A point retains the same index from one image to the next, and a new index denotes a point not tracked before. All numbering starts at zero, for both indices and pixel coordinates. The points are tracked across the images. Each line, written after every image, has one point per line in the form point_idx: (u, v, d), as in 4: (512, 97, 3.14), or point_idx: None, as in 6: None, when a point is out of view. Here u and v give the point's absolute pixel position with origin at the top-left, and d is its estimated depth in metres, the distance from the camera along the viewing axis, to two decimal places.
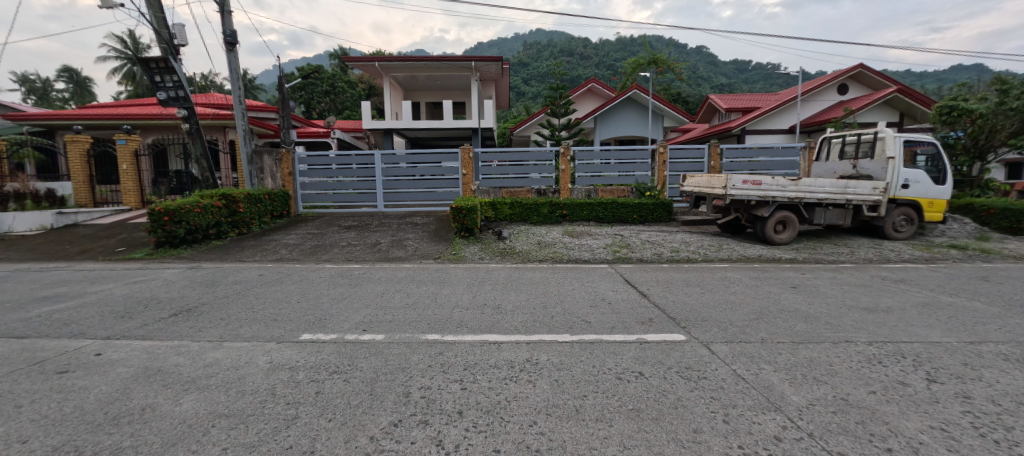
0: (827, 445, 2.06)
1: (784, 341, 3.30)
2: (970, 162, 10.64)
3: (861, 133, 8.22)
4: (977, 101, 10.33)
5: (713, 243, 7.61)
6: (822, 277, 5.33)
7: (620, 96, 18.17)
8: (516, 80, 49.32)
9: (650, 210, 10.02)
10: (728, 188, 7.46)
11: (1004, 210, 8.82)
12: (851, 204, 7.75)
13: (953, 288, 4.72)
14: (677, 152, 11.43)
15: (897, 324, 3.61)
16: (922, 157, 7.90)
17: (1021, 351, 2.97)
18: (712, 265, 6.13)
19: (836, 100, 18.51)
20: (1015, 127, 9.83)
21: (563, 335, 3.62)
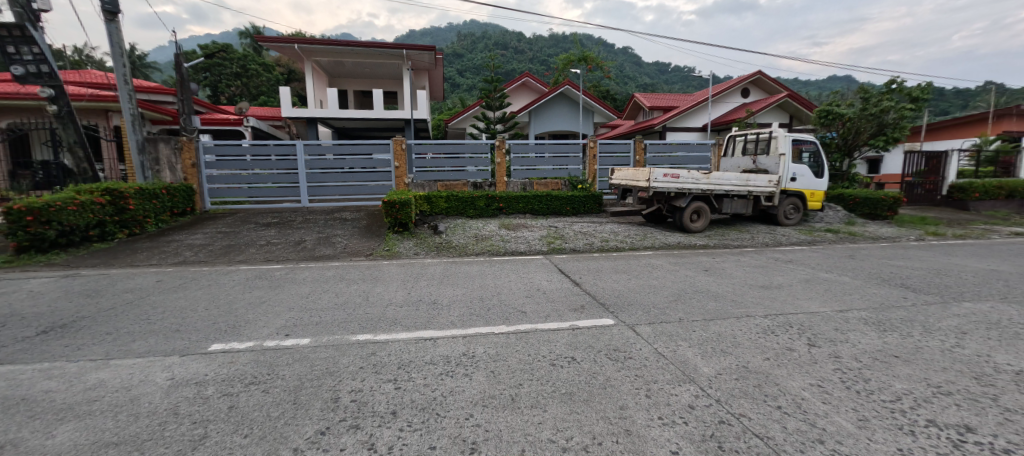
0: (732, 410, 2.37)
1: (698, 319, 3.63)
2: (840, 157, 12.65)
3: (759, 132, 9.31)
4: (846, 106, 12.06)
5: (638, 232, 8.18)
6: (729, 260, 5.96)
7: (553, 92, 18.42)
8: (451, 72, 48.41)
9: (582, 202, 10.46)
10: (652, 181, 7.98)
11: (865, 199, 10.61)
12: (752, 196, 8.77)
13: (828, 265, 5.56)
14: (607, 147, 12.04)
15: (787, 298, 4.16)
16: (807, 154, 9.18)
17: (875, 316, 3.59)
18: (638, 253, 6.57)
19: (740, 102, 20.66)
20: (873, 130, 11.66)
21: (500, 327, 3.64)
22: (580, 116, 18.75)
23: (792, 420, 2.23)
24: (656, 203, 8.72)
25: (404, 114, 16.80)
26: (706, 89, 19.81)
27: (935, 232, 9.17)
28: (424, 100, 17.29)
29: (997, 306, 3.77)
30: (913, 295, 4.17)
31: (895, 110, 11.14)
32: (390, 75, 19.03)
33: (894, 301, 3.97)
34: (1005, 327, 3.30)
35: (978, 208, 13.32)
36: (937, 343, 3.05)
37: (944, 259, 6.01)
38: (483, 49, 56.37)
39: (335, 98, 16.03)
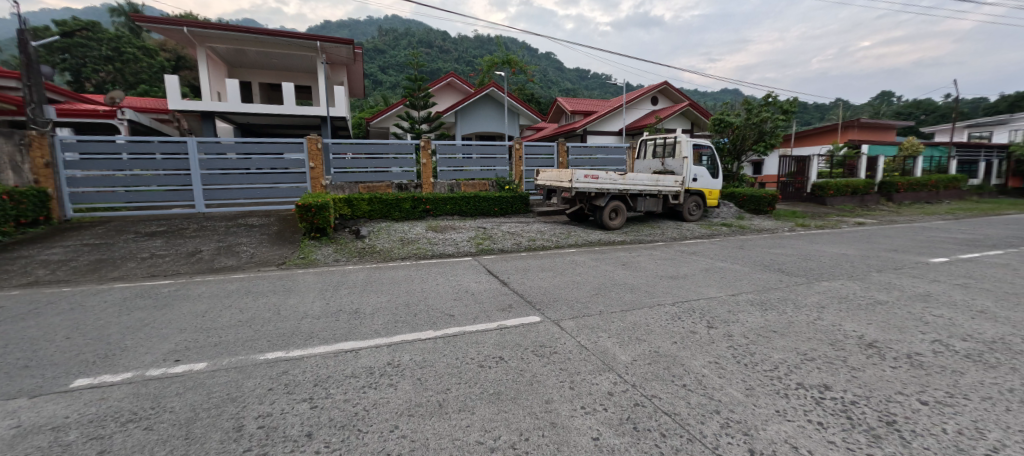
0: (645, 391, 2.59)
1: (616, 311, 3.88)
2: (731, 160, 14.49)
3: (666, 136, 10.28)
4: (735, 116, 13.73)
5: (563, 231, 8.56)
6: (644, 254, 6.50)
7: (478, 92, 18.43)
8: (372, 68, 46.30)
9: (511, 203, 10.64)
10: (573, 181, 8.40)
11: (751, 197, 12.32)
12: (662, 195, 9.66)
13: (724, 255, 6.32)
14: (533, 149, 12.40)
15: (691, 286, 4.64)
16: (705, 158, 10.36)
17: (758, 297, 4.16)
18: (562, 251, 6.85)
19: (650, 109, 22.45)
20: (755, 137, 13.53)
21: (427, 332, 3.54)
22: (506, 118, 18.94)
23: (695, 398, 2.49)
24: (578, 203, 9.19)
25: (321, 110, 15.63)
26: (621, 96, 21.32)
27: (803, 223, 10.94)
28: (343, 96, 16.24)
29: (845, 283, 4.60)
30: (785, 277, 4.91)
31: (772, 120, 13.04)
32: (304, 69, 17.61)
33: (773, 283, 4.63)
34: (849, 300, 4.03)
35: (833, 202, 16.17)
36: (804, 317, 3.62)
37: (809, 246, 7.19)
38: (409, 47, 54.67)
39: (235, 91, 14.39)
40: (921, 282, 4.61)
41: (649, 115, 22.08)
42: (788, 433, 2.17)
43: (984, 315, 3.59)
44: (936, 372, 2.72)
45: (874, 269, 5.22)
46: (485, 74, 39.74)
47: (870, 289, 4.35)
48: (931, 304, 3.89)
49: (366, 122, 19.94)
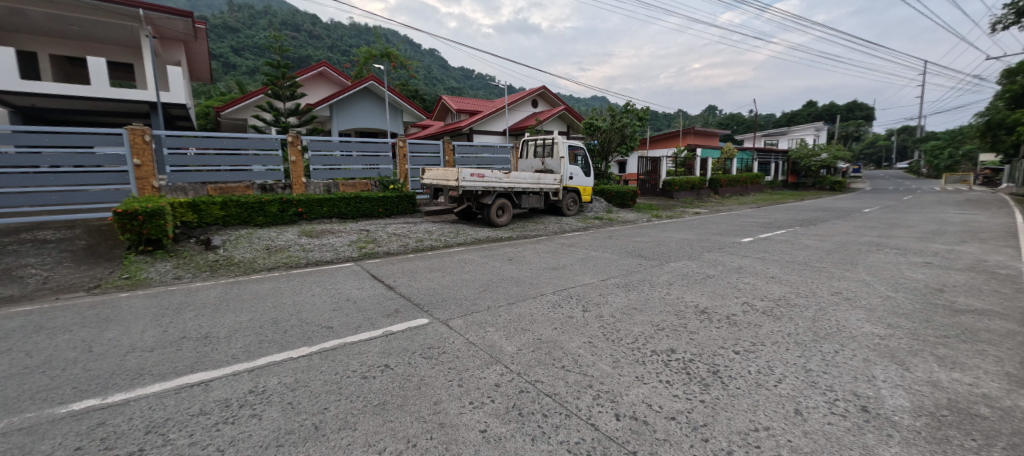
0: (530, 377, 2.74)
1: (503, 304, 4.03)
2: (601, 160, 16.33)
3: (546, 137, 11.11)
4: (602, 120, 15.48)
5: (452, 230, 8.60)
6: (528, 248, 6.90)
7: (355, 86, 17.07)
8: (221, 49, 39.42)
9: (396, 203, 10.23)
10: (460, 180, 8.44)
11: (617, 193, 14.12)
12: (544, 192, 10.40)
13: (596, 245, 7.11)
14: (418, 147, 12.13)
15: (569, 274, 5.08)
16: (579, 158, 11.47)
17: (622, 280, 4.76)
18: (452, 250, 6.85)
19: (530, 111, 23.31)
20: (619, 140, 15.45)
21: (299, 350, 3.17)
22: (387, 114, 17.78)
23: (571, 376, 2.74)
24: (466, 201, 9.32)
25: (150, 96, 12.72)
26: (503, 97, 21.85)
27: (656, 214, 12.95)
28: (181, 79, 13.43)
29: (686, 263, 5.56)
30: (642, 261, 5.72)
31: (631, 125, 15.09)
32: (123, 42, 14.09)
33: (634, 267, 5.35)
34: (688, 276, 4.90)
35: (678, 196, 19.49)
36: (658, 293, 4.27)
37: (660, 233, 8.56)
38: (273, 28, 47.86)
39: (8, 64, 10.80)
40: (736, 258, 5.84)
41: (529, 117, 22.93)
42: (645, 395, 2.54)
43: (773, 280, 4.74)
44: (744, 327, 3.48)
45: (705, 249, 6.45)
46: (366, 66, 37.08)
47: (703, 266, 5.35)
48: (742, 274, 4.98)
49: (217, 112, 16.85)
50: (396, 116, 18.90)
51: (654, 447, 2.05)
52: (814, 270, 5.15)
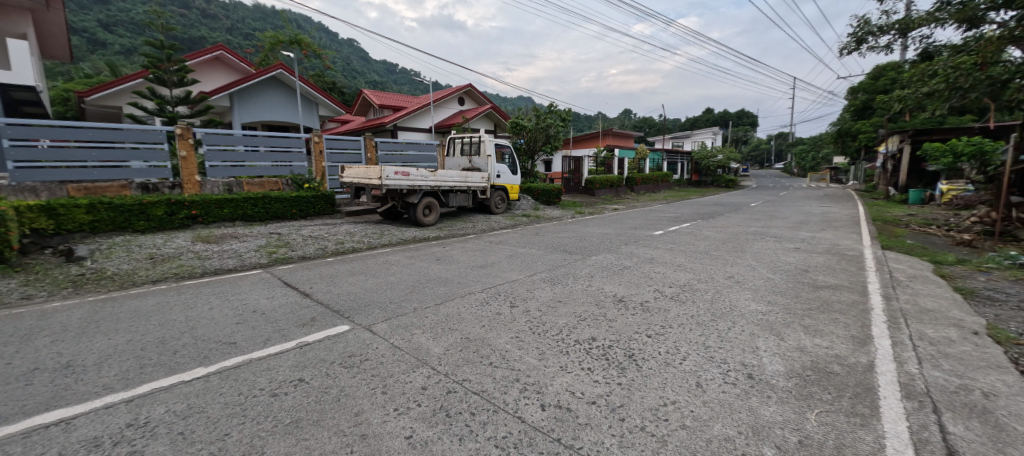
0: (457, 377, 2.72)
1: (429, 305, 3.95)
2: (527, 159, 16.79)
3: (472, 135, 11.29)
4: (527, 120, 15.91)
5: (376, 230, 8.29)
6: (456, 247, 6.87)
7: (261, 75, 15.11)
8: (83, 22, 32.93)
9: (310, 204, 9.64)
10: (383, 178, 8.14)
11: (544, 191, 14.76)
12: (471, 190, 10.48)
13: (523, 241, 7.31)
14: (335, 142, 11.38)
15: (497, 272, 5.16)
16: (506, 156, 11.74)
17: (547, 275, 4.95)
18: (377, 252, 6.57)
19: (457, 109, 22.98)
20: (544, 140, 16.03)
21: (192, 372, 2.78)
22: (300, 106, 16.32)
23: (499, 371, 2.79)
24: (390, 200, 8.99)
25: None
26: (428, 94, 21.25)
27: (580, 211, 13.71)
28: (23, 56, 10.95)
29: (605, 256, 5.95)
30: (566, 255, 6.00)
31: (554, 126, 15.75)
32: None
33: (559, 262, 5.59)
34: (607, 268, 5.25)
35: (599, 193, 20.87)
36: (580, 285, 4.52)
37: (582, 228, 9.09)
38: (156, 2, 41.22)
39: None
40: (649, 249, 6.38)
41: (455, 114, 22.51)
42: (568, 383, 2.66)
43: (679, 268, 5.27)
44: (654, 312, 3.82)
45: (622, 242, 6.97)
46: (276, 53, 33.62)
47: (620, 258, 5.77)
48: (654, 264, 5.47)
49: (78, 97, 14.01)
50: (311, 108, 17.44)
51: (576, 432, 2.16)
52: (712, 257, 5.84)
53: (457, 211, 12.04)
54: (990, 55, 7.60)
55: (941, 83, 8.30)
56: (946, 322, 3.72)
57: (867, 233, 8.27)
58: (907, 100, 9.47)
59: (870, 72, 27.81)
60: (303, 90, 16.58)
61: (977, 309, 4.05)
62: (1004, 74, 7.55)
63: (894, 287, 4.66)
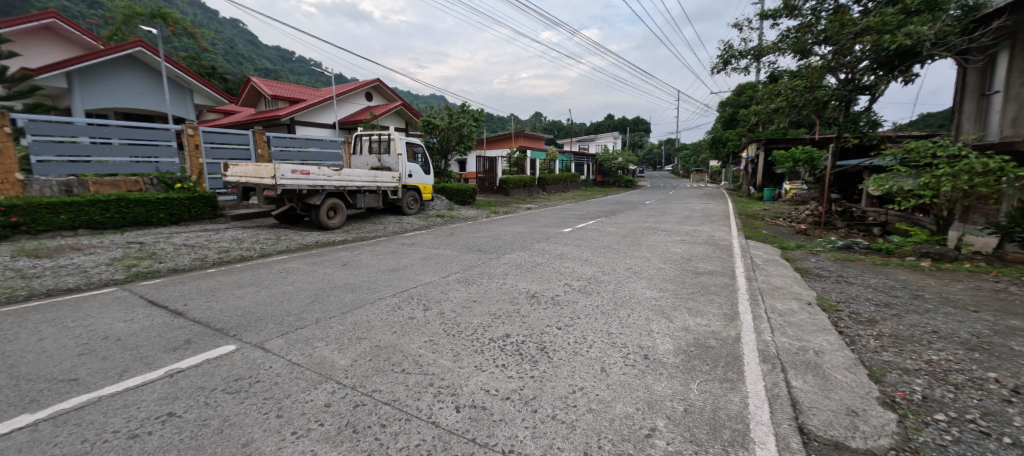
0: (366, 389, 2.55)
1: (334, 314, 3.68)
2: (440, 158, 16.56)
3: (381, 133, 11.02)
4: (439, 119, 15.66)
5: (271, 236, 7.54)
6: (365, 251, 6.50)
7: (110, 51, 12.36)
8: None
9: (184, 206, 8.32)
10: (277, 177, 7.44)
11: (457, 191, 14.90)
12: (381, 190, 10.13)
13: (437, 242, 7.23)
14: (217, 136, 9.96)
15: (410, 275, 5.01)
16: (418, 155, 11.68)
17: (461, 275, 4.95)
18: (274, 259, 5.91)
19: (365, 104, 21.70)
20: (457, 140, 15.97)
21: (12, 420, 2.16)
22: (167, 93, 13.89)
23: (412, 377, 2.69)
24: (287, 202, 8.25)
25: None
26: (331, 87, 19.71)
27: (495, 210, 13.95)
28: None
29: (519, 254, 6.13)
30: (481, 255, 6.06)
31: (468, 125, 15.78)
32: None
33: (475, 262, 5.62)
34: (521, 265, 5.43)
35: (512, 193, 21.57)
36: (495, 284, 4.60)
37: (497, 227, 9.28)
38: None
39: None
40: (561, 246, 6.74)
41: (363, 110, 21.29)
42: (483, 381, 2.67)
43: (586, 262, 5.66)
44: (562, 305, 4.05)
45: (535, 240, 7.26)
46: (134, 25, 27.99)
47: (533, 256, 6.00)
48: (564, 260, 5.80)
49: None
50: (183, 96, 14.97)
51: (491, 429, 2.17)
52: (614, 252, 6.37)
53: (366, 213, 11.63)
54: (815, 81, 9.76)
55: (784, 102, 10.26)
56: (790, 296, 4.58)
57: (735, 226, 9.78)
58: (760, 115, 11.50)
59: (734, 90, 33.04)
60: (172, 73, 14.16)
61: (809, 284, 5.07)
62: (825, 96, 9.60)
63: (753, 270, 5.60)
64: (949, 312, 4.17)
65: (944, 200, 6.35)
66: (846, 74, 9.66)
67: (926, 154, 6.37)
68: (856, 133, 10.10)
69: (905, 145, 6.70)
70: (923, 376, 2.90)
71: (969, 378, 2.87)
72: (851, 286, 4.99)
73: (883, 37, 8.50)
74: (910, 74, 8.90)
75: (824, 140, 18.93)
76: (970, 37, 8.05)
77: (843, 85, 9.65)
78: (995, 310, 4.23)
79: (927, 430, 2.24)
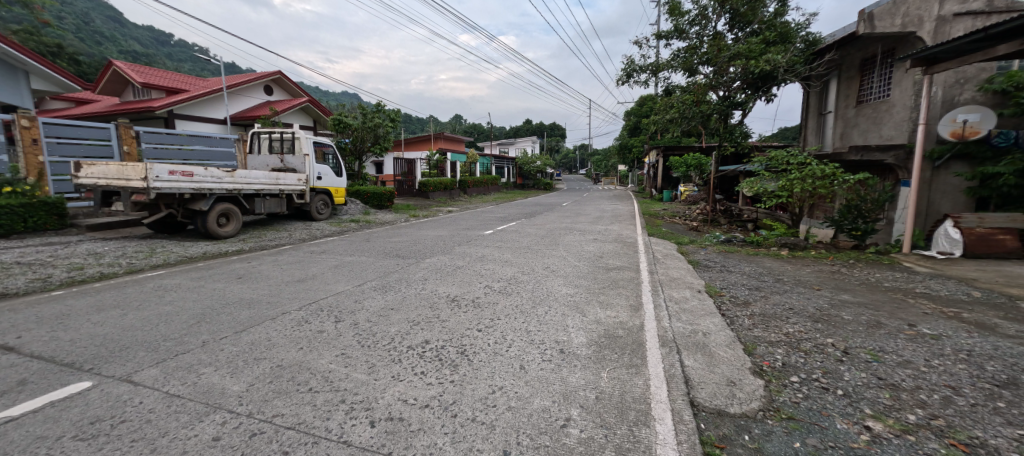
0: (264, 415, 2.27)
1: (227, 335, 3.29)
2: (354, 159, 15.64)
3: (284, 131, 10.20)
4: (352, 118, 14.78)
5: (142, 249, 6.46)
6: (266, 261, 5.90)
7: None
8: None
9: (17, 213, 6.74)
10: (149, 180, 6.44)
11: (373, 194, 14.33)
12: (284, 194, 9.28)
13: (351, 249, 6.84)
14: (65, 129, 8.24)
15: (319, 285, 4.67)
16: (327, 156, 11.08)
17: (376, 283, 4.75)
18: (149, 276, 5.06)
19: (264, 99, 19.60)
20: (372, 140, 15.26)
21: None
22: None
23: (321, 396, 2.49)
24: (164, 207, 7.18)
25: None
26: (221, 78, 17.46)
27: (414, 214, 13.57)
28: None
29: (439, 258, 6.06)
30: (399, 260, 5.88)
31: (383, 126, 15.14)
32: None
33: (393, 268, 5.43)
34: (441, 269, 5.38)
35: (433, 195, 21.23)
36: (413, 290, 4.50)
37: (416, 231, 9.06)
38: None
39: None
40: (481, 249, 6.81)
41: (262, 105, 19.21)
42: (400, 392, 2.58)
43: (506, 264, 5.79)
44: (481, 307, 4.11)
45: (454, 244, 7.24)
46: None
47: (454, 259, 5.99)
48: (485, 262, 5.87)
49: None
50: (13, 78, 12.04)
51: (408, 440, 2.08)
52: (533, 252, 6.62)
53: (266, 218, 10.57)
54: (700, 96, 11.21)
55: (676, 113, 11.56)
56: (683, 286, 5.20)
57: (639, 225, 10.75)
58: (657, 124, 12.81)
59: (638, 101, 36.50)
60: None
61: (699, 274, 5.79)
62: (709, 109, 11.07)
63: (654, 264, 6.22)
64: (800, 291, 5.09)
65: (796, 201, 7.68)
66: (723, 91, 11.20)
67: (783, 162, 7.66)
68: (733, 143, 11.75)
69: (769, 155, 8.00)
70: (782, 346, 3.49)
71: (814, 345, 3.53)
72: (731, 274, 5.82)
73: (749, 62, 10.14)
74: (770, 93, 10.68)
75: (708, 148, 21.86)
76: (811, 67, 9.91)
77: (722, 100, 11.15)
78: (831, 287, 5.27)
79: (786, 391, 2.71)
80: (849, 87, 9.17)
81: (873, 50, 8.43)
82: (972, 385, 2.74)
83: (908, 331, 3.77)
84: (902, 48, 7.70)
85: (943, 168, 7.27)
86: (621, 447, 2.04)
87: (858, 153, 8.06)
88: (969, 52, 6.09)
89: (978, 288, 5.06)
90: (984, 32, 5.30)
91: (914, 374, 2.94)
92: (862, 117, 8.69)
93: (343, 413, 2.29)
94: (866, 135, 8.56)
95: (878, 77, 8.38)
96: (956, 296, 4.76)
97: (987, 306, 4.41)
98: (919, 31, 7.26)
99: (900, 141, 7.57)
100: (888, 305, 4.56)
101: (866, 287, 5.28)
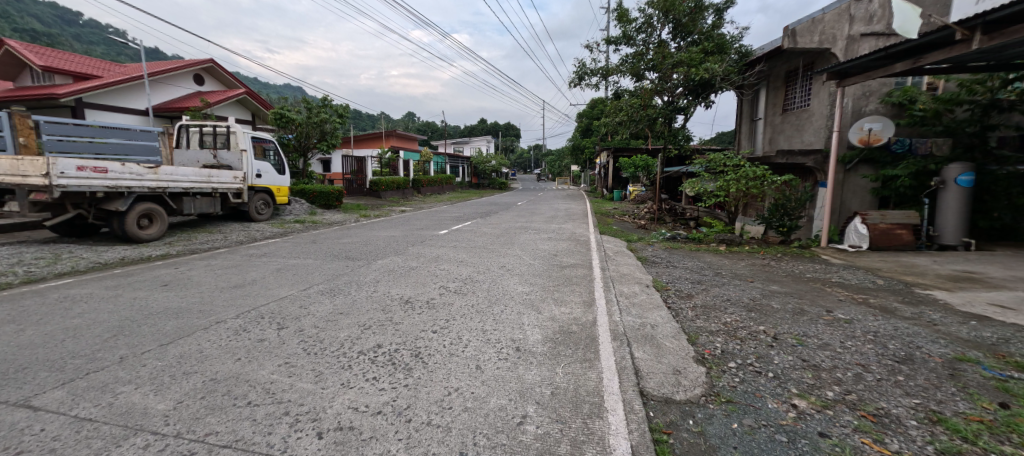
0: (195, 434, 2.08)
1: (150, 349, 2.98)
2: (298, 156, 14.75)
3: (218, 125, 9.43)
4: (296, 112, 13.93)
5: (44, 256, 5.67)
6: (198, 266, 5.40)
7: None
8: None
9: None
10: (50, 177, 5.71)
11: (320, 193, 13.64)
12: (218, 192, 8.55)
13: (295, 252, 6.44)
14: None
15: (259, 290, 4.37)
16: (268, 153, 10.39)
17: (323, 287, 4.53)
18: (54, 285, 4.47)
19: (192, 89, 17.90)
20: (319, 136, 14.47)
21: None
22: None
23: (261, 410, 2.32)
24: (71, 208, 6.39)
25: None
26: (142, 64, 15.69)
27: (365, 214, 13.08)
28: None
29: (391, 259, 5.89)
30: (348, 263, 5.63)
31: (330, 121, 14.39)
32: None
33: (342, 271, 5.20)
34: (394, 271, 5.23)
35: (385, 195, 20.56)
36: (364, 293, 4.35)
37: (367, 232, 8.74)
38: None
39: None
40: (435, 249, 6.71)
41: (192, 95, 17.54)
42: (351, 399, 2.48)
43: (461, 264, 5.75)
44: (435, 308, 4.05)
45: (409, 244, 7.07)
46: None
47: (407, 260, 5.84)
48: (439, 262, 5.78)
49: None
50: None
51: (360, 449, 2.01)
52: (488, 251, 6.62)
53: (198, 219, 9.71)
54: (647, 100, 11.73)
55: (625, 116, 12.08)
56: (633, 281, 5.45)
57: (592, 223, 11.09)
58: (607, 125, 13.30)
59: (590, 103, 37.69)
60: None
61: (647, 270, 6.11)
62: (655, 113, 11.64)
63: (605, 261, 6.47)
64: (736, 283, 5.51)
65: (731, 199, 8.30)
66: (668, 96, 11.87)
67: (720, 164, 8.27)
68: (676, 145, 12.45)
69: (708, 157, 8.61)
70: (721, 335, 3.77)
71: (748, 332, 3.85)
72: (675, 269, 6.17)
73: (690, 70, 10.80)
74: (709, 100, 11.45)
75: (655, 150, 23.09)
76: (744, 76, 10.77)
77: (666, 105, 11.80)
78: (761, 279, 5.77)
79: (724, 376, 2.94)
80: (776, 96, 10.08)
81: (797, 63, 9.32)
82: (878, 362, 3.12)
83: (826, 317, 4.22)
84: (820, 62, 8.58)
85: (853, 171, 8.21)
86: (576, 440, 2.11)
87: (784, 156, 8.88)
88: (874, 68, 6.91)
89: (882, 276, 5.77)
90: (886, 51, 6.01)
91: (832, 355, 3.30)
92: (787, 123, 9.59)
93: (290, 429, 2.15)
94: (791, 140, 9.46)
95: (801, 88, 9.27)
96: (864, 284, 5.40)
97: (889, 292, 5.06)
98: (833, 48, 8.12)
99: (819, 146, 8.45)
100: (810, 294, 5.07)
101: (791, 278, 5.83)
